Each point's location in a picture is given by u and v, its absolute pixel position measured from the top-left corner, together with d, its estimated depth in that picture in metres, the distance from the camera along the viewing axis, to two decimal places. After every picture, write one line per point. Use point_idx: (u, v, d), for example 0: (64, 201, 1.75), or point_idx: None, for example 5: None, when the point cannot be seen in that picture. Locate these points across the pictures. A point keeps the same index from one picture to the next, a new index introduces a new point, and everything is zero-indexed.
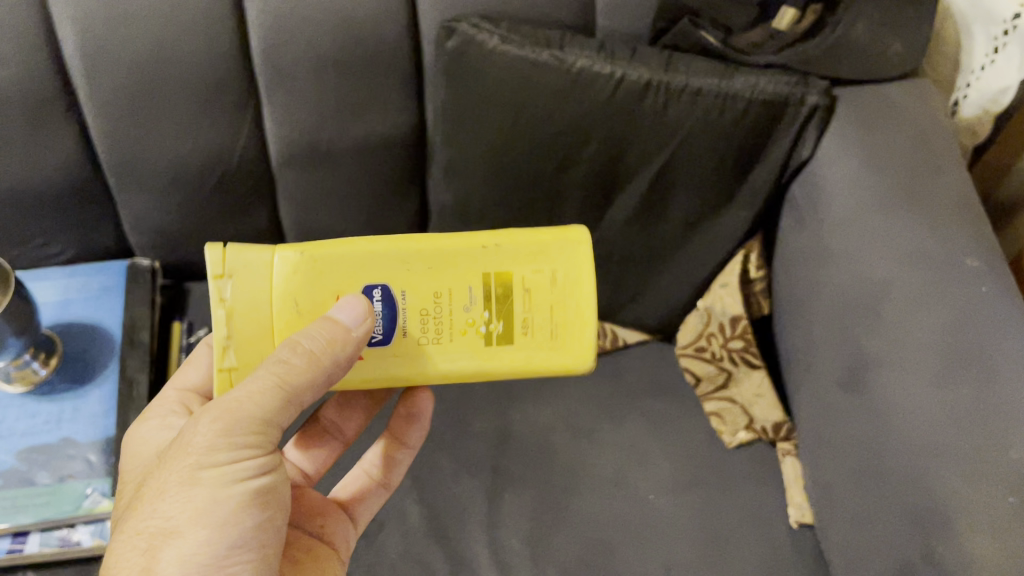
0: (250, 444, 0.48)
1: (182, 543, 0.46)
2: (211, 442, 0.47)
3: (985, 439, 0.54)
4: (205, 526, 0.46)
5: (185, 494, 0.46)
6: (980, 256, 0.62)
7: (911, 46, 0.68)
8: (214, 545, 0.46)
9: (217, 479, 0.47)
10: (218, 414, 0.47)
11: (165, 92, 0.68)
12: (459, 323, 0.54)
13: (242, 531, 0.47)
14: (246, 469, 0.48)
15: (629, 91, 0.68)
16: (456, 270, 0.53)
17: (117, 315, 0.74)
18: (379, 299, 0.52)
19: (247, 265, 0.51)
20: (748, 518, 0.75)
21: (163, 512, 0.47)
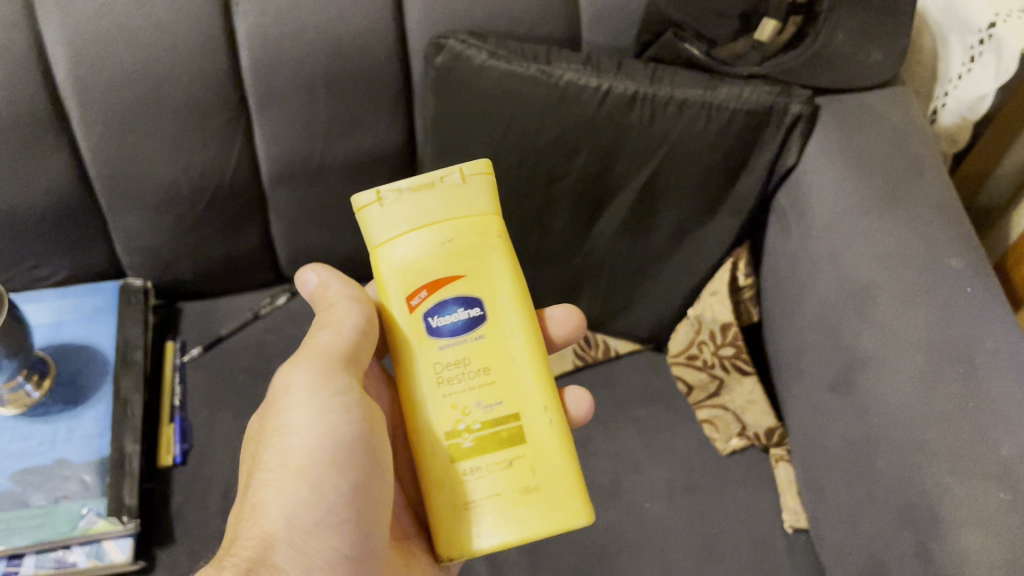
0: (332, 374, 0.50)
1: (284, 501, 0.47)
2: (307, 392, 0.49)
3: (975, 436, 0.52)
4: (307, 484, 0.48)
5: (284, 447, 0.49)
6: (966, 257, 0.61)
7: (891, 55, 0.69)
8: (320, 501, 0.48)
9: (314, 429, 0.49)
10: (303, 361, 0.50)
11: (153, 112, 0.68)
12: (448, 407, 0.48)
13: (343, 487, 0.49)
14: (340, 410, 0.49)
15: (616, 104, 0.68)
16: (492, 359, 0.48)
17: (111, 335, 0.77)
18: (463, 307, 0.48)
19: (472, 198, 0.49)
20: (746, 528, 0.73)
21: (267, 468, 0.49)
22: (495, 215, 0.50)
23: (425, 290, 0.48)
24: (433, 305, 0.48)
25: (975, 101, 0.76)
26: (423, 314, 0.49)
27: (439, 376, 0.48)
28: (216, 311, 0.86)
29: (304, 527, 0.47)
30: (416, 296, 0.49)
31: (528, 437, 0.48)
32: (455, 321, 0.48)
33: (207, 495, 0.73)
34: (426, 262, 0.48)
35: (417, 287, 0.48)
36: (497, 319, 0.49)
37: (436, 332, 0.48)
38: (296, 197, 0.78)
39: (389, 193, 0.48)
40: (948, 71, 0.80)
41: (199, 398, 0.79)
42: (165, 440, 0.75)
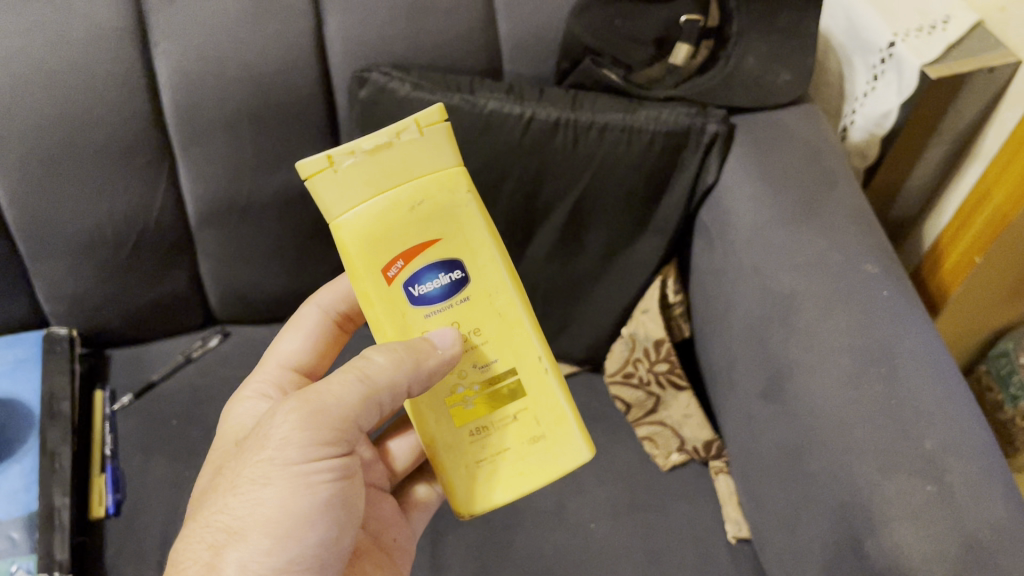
0: (332, 439, 0.45)
1: (246, 547, 0.44)
2: (290, 450, 0.44)
3: (899, 432, 0.55)
4: (271, 534, 0.44)
5: (257, 496, 0.44)
6: (880, 262, 0.64)
7: (798, 74, 0.72)
8: (280, 553, 0.44)
9: (291, 481, 0.44)
10: (296, 406, 0.45)
11: (72, 156, 0.67)
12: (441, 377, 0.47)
13: (309, 541, 0.45)
14: (318, 472, 0.45)
15: (540, 130, 0.70)
16: (480, 319, 0.46)
17: (35, 387, 0.74)
18: (443, 272, 0.45)
19: (436, 153, 0.43)
20: (690, 542, 0.74)
21: (234, 509, 0.45)
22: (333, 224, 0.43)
23: (402, 259, 0.44)
24: (410, 275, 0.44)
25: (880, 117, 0.80)
26: (403, 285, 0.45)
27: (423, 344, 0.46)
28: (146, 356, 0.84)
29: (260, 575, 0.44)
30: (392, 267, 0.44)
31: (529, 389, 0.48)
32: (432, 289, 0.45)
33: (142, 546, 0.71)
34: (396, 226, 0.43)
35: (391, 257, 0.44)
36: (480, 275, 0.46)
37: (419, 301, 0.45)
38: (226, 237, 0.77)
39: (343, 157, 0.42)
40: (853, 90, 0.84)
41: (131, 446, 0.77)
42: (97, 492, 0.73)
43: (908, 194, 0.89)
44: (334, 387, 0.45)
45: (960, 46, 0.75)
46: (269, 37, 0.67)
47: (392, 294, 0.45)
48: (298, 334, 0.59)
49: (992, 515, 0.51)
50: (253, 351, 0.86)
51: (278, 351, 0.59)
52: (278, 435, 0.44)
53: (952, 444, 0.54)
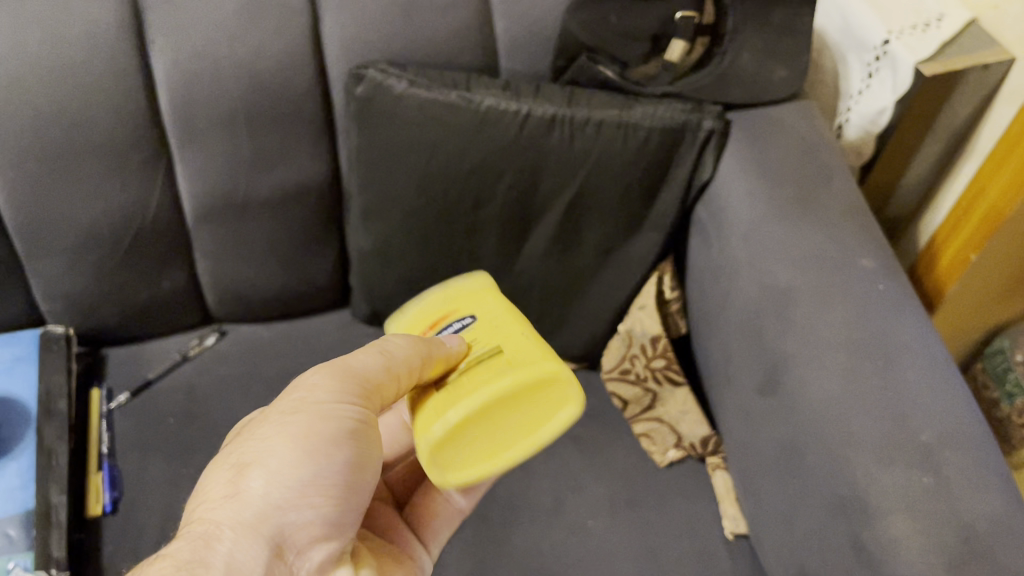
0: (354, 394, 0.49)
1: (269, 463, 0.47)
2: (317, 394, 0.48)
3: (895, 425, 0.55)
4: (296, 455, 0.47)
5: (287, 421, 0.48)
6: (875, 257, 0.64)
7: (793, 71, 0.73)
8: (300, 475, 0.46)
9: (320, 414, 0.48)
10: (329, 365, 0.50)
11: (68, 153, 0.67)
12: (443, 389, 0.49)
13: (331, 471, 0.47)
14: (339, 413, 0.48)
15: (536, 127, 0.70)
16: (486, 341, 0.50)
17: (31, 385, 0.73)
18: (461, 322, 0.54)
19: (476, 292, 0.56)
20: (688, 539, 0.74)
21: (260, 436, 0.48)
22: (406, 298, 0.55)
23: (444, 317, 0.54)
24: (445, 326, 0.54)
25: (877, 114, 0.80)
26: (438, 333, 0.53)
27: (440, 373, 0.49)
28: (142, 355, 0.84)
29: (282, 490, 0.46)
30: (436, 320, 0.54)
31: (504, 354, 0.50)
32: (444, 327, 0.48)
33: (139, 544, 0.70)
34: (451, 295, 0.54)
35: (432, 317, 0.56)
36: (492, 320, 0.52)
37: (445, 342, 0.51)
38: (222, 235, 0.77)
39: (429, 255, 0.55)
40: (849, 87, 0.84)
41: (127, 444, 0.77)
42: (94, 489, 0.73)
43: (903, 195, 0.89)
44: (361, 355, 0.50)
45: (954, 42, 0.76)
46: (266, 34, 0.67)
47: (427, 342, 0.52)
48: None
49: (987, 507, 0.51)
50: (250, 350, 0.86)
51: None
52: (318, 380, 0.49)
53: (948, 437, 0.54)
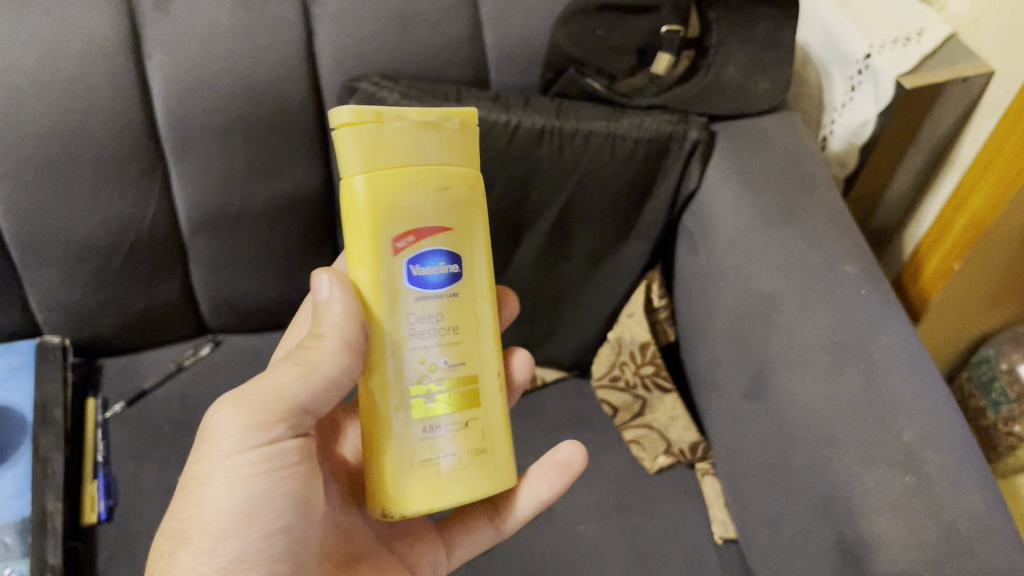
0: (273, 423, 0.45)
1: (195, 546, 0.44)
2: (226, 442, 0.45)
3: (877, 425, 0.56)
4: (217, 537, 0.44)
5: (199, 497, 0.45)
6: (857, 262, 0.65)
7: (775, 84, 0.75)
8: (232, 550, 0.45)
9: (236, 480, 0.45)
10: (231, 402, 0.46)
11: (66, 165, 0.68)
12: (415, 362, 0.46)
13: (261, 529, 0.46)
14: (257, 461, 0.45)
15: (526, 138, 0.71)
16: (463, 320, 0.47)
17: (27, 394, 0.74)
18: (445, 261, 0.46)
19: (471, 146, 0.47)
20: (678, 543, 0.75)
21: (182, 514, 0.45)
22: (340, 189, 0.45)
23: (413, 234, 0.45)
24: (415, 252, 0.45)
25: (858, 126, 0.81)
26: (405, 262, 0.45)
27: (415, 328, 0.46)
28: (138, 365, 0.85)
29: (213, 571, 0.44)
30: (402, 240, 0.45)
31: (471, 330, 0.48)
32: (432, 278, 0.46)
33: (134, 551, 0.71)
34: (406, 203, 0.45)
35: (406, 230, 0.45)
36: (471, 276, 0.48)
37: (416, 283, 0.46)
38: (217, 246, 0.78)
39: (391, 117, 0.44)
40: (832, 101, 0.86)
41: (122, 453, 0.78)
42: (89, 497, 0.73)
43: (887, 208, 0.91)
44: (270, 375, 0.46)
45: (935, 55, 0.78)
46: (262, 46, 0.69)
47: (393, 267, 0.45)
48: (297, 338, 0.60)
49: (969, 505, 0.52)
50: (244, 360, 0.87)
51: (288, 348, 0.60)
52: (220, 428, 0.45)
53: (929, 436, 0.55)
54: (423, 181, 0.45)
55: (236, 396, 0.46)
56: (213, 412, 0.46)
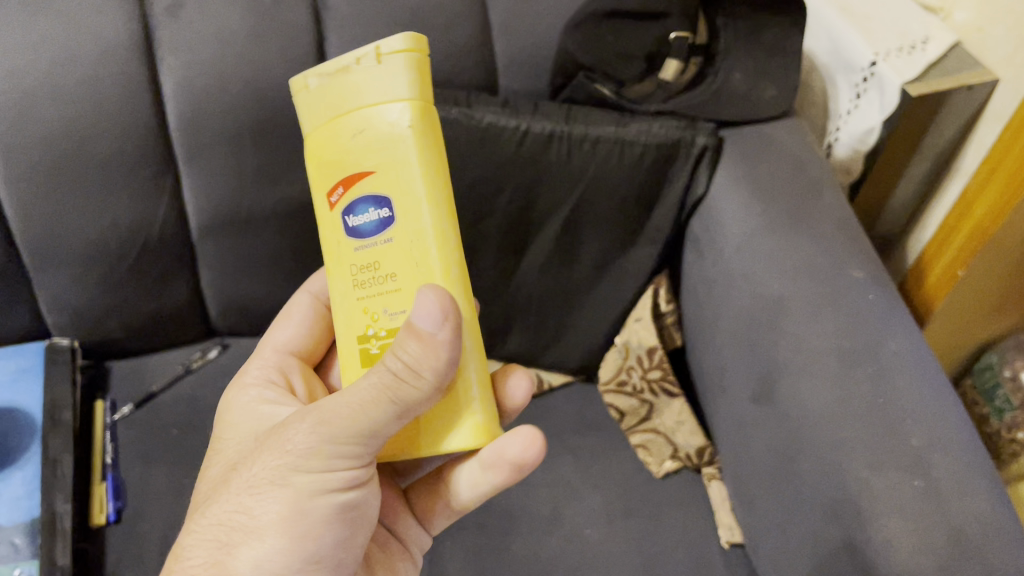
0: (355, 455, 0.42)
1: (258, 546, 0.42)
2: (313, 458, 0.41)
3: (886, 429, 0.56)
4: (283, 540, 0.43)
5: (267, 498, 0.43)
6: (864, 268, 0.66)
7: (784, 90, 0.75)
8: (292, 561, 0.43)
9: (309, 492, 0.42)
10: (323, 417, 0.41)
11: (78, 167, 0.68)
12: (359, 311, 0.43)
13: (319, 547, 0.44)
14: (333, 483, 0.43)
15: (534, 143, 0.72)
16: (401, 263, 0.42)
17: (36, 396, 0.74)
18: (373, 206, 0.42)
19: (391, 80, 0.40)
20: (684, 547, 0.75)
21: (250, 509, 0.43)
22: (416, 102, 0.41)
23: (342, 187, 0.43)
24: (348, 203, 0.43)
25: (863, 134, 0.82)
26: (342, 214, 0.43)
27: (355, 278, 0.43)
28: (145, 368, 0.85)
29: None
30: (334, 193, 0.43)
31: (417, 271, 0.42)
32: (370, 220, 0.42)
33: (142, 554, 0.71)
34: (343, 156, 0.42)
35: (334, 182, 0.43)
36: (407, 217, 0.41)
37: (352, 233, 0.43)
38: (227, 248, 0.79)
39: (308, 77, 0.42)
40: (837, 108, 0.87)
41: (131, 455, 0.78)
42: (98, 499, 0.73)
43: (891, 215, 0.92)
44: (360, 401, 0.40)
45: (940, 64, 0.78)
46: (272, 51, 0.69)
47: (331, 220, 0.44)
48: (290, 322, 0.58)
49: (977, 508, 0.52)
50: None
51: (273, 340, 0.58)
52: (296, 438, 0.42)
53: (937, 441, 0.55)
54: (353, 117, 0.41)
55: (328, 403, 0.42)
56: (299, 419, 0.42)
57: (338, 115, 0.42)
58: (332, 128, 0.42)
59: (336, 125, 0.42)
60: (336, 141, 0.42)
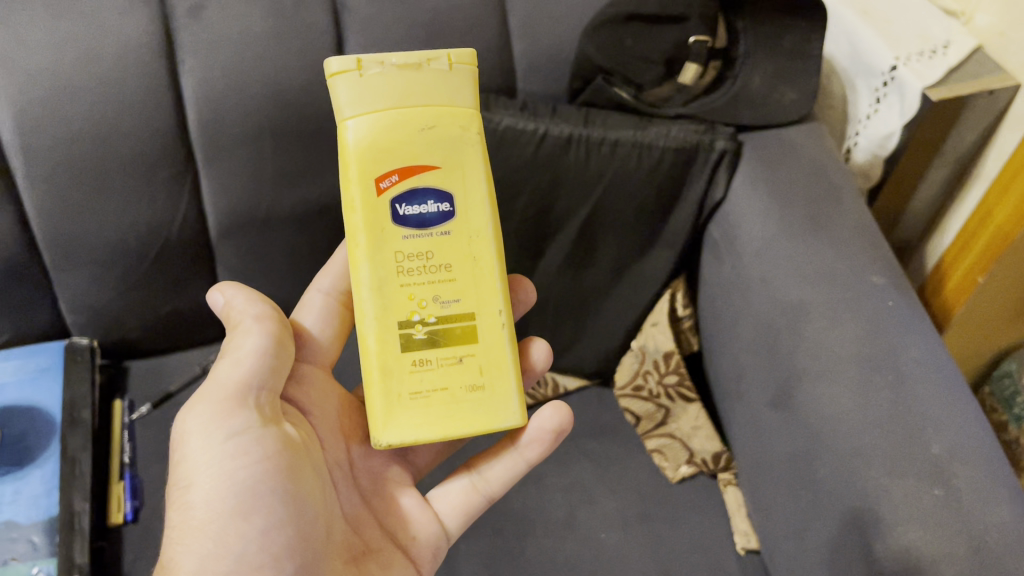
0: (242, 420, 0.47)
1: (190, 550, 0.45)
2: (197, 440, 0.47)
3: (906, 436, 0.56)
4: (212, 536, 0.45)
5: (186, 501, 0.46)
6: (884, 273, 0.65)
7: (803, 94, 0.75)
8: (228, 545, 0.45)
9: (211, 476, 0.46)
10: (202, 403, 0.48)
11: (99, 168, 0.69)
12: (405, 297, 0.49)
13: (256, 521, 0.46)
14: (234, 455, 0.47)
15: (553, 146, 0.72)
16: (456, 257, 0.49)
17: (56, 395, 0.75)
18: (433, 200, 0.48)
19: (455, 90, 0.48)
20: (700, 553, 0.75)
21: (176, 523, 0.46)
22: (476, 112, 0.49)
23: (397, 174, 0.48)
24: (403, 191, 0.48)
25: (884, 138, 0.82)
26: (391, 200, 0.48)
27: (399, 266, 0.49)
28: (163, 368, 0.86)
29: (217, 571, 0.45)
30: (387, 180, 0.48)
31: (476, 266, 0.50)
32: (428, 213, 0.48)
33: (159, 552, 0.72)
34: (403, 145, 0.47)
35: (389, 170, 0.47)
36: (467, 216, 0.49)
37: (402, 220, 0.48)
38: (247, 249, 0.79)
39: (371, 65, 0.46)
40: (857, 112, 0.86)
41: (149, 455, 0.78)
42: (115, 498, 0.73)
43: (909, 221, 0.91)
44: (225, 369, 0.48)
45: (961, 68, 0.77)
46: (292, 54, 0.70)
47: (376, 206, 0.48)
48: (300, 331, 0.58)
49: (998, 517, 0.52)
50: None
51: None
52: (189, 430, 0.47)
53: (958, 449, 0.55)
54: (415, 117, 0.47)
55: (203, 397, 0.48)
56: (185, 416, 0.48)
57: (401, 106, 0.47)
58: (391, 117, 0.47)
59: (396, 116, 0.47)
60: (404, 131, 0.47)
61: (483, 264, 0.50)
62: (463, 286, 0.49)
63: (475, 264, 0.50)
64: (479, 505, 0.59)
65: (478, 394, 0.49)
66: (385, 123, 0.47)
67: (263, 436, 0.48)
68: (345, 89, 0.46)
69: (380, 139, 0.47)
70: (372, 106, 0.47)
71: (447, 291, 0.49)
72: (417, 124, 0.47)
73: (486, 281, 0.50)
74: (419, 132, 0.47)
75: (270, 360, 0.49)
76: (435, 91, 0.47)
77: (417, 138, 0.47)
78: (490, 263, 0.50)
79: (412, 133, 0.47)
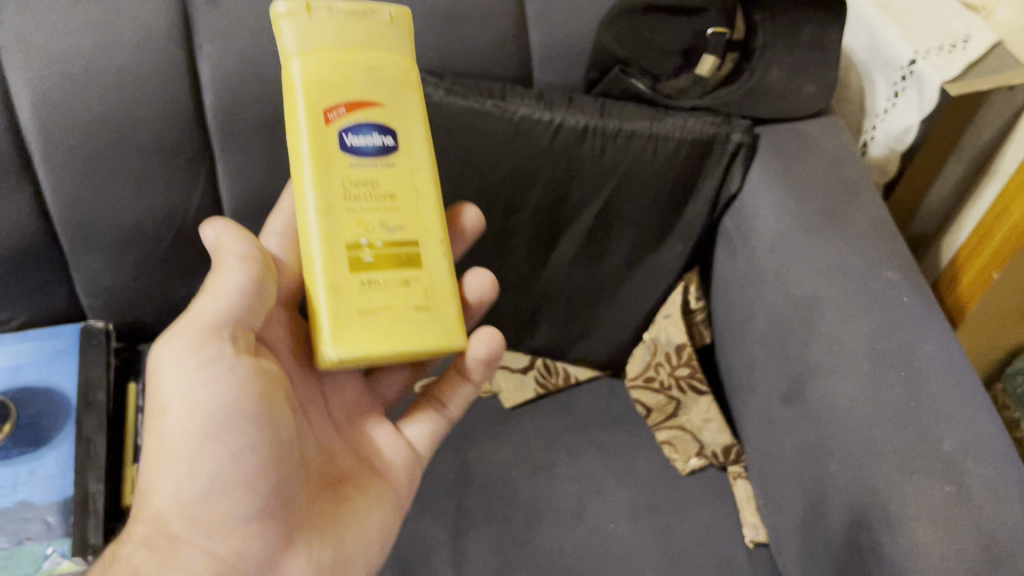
0: (213, 350, 0.47)
1: (168, 476, 0.47)
2: (170, 368, 0.47)
3: (918, 433, 0.56)
4: (189, 460, 0.47)
5: (161, 428, 0.48)
6: (899, 269, 0.65)
7: (821, 87, 0.74)
8: (203, 468, 0.47)
9: (184, 405, 0.47)
10: (177, 331, 0.47)
11: (115, 151, 0.69)
12: (352, 221, 0.49)
13: (229, 447, 0.47)
14: (205, 386, 0.47)
15: (568, 137, 0.72)
16: (400, 186, 0.51)
17: (71, 377, 0.75)
18: (377, 132, 0.50)
19: (394, 40, 0.51)
20: (708, 545, 0.75)
21: (153, 446, 0.48)
22: (411, 58, 0.52)
23: (345, 106, 0.49)
24: (349, 123, 0.49)
25: (901, 132, 0.81)
26: (338, 129, 0.49)
27: (347, 192, 0.49)
28: None
29: (192, 492, 0.47)
30: (335, 110, 0.48)
31: (415, 188, 0.52)
32: (372, 142, 0.50)
33: None
34: (350, 73, 0.49)
35: (339, 98, 0.48)
36: (410, 152, 0.51)
37: (348, 150, 0.49)
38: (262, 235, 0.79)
39: (320, 6, 0.48)
40: (874, 105, 0.85)
41: None
42: (128, 481, 0.74)
43: (929, 209, 0.90)
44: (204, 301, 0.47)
45: (981, 63, 0.76)
46: None
47: (324, 134, 0.48)
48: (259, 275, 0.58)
49: (1009, 516, 0.52)
50: None
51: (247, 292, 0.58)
52: (163, 359, 0.47)
53: (970, 447, 0.55)
54: (358, 52, 0.49)
55: (180, 327, 0.48)
56: (160, 347, 0.48)
57: (349, 42, 0.49)
58: (338, 48, 0.49)
59: (351, 53, 0.49)
60: (349, 63, 0.49)
61: (420, 186, 0.52)
62: (404, 212, 0.51)
63: (415, 189, 0.51)
64: (439, 427, 0.62)
65: (422, 316, 0.50)
66: (330, 45, 0.48)
67: (236, 369, 0.47)
68: (291, 29, 0.48)
69: (331, 63, 0.48)
70: (317, 39, 0.48)
71: (389, 217, 0.50)
72: (361, 49, 0.49)
73: (424, 208, 0.52)
74: (364, 60, 0.49)
75: (249, 299, 0.48)
76: (376, 21, 0.50)
77: (360, 71, 0.49)
78: (428, 188, 0.52)
79: (357, 63, 0.49)
